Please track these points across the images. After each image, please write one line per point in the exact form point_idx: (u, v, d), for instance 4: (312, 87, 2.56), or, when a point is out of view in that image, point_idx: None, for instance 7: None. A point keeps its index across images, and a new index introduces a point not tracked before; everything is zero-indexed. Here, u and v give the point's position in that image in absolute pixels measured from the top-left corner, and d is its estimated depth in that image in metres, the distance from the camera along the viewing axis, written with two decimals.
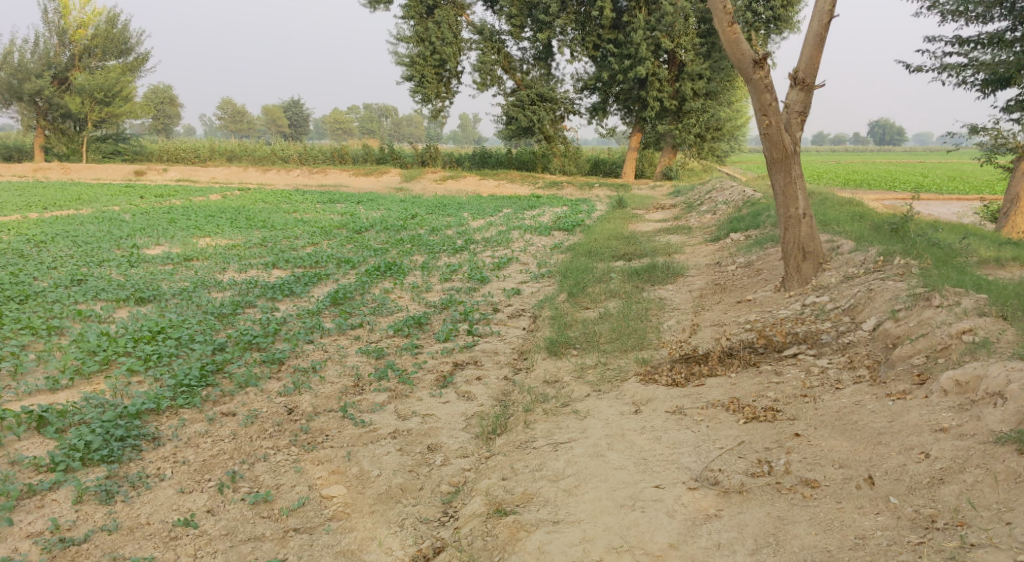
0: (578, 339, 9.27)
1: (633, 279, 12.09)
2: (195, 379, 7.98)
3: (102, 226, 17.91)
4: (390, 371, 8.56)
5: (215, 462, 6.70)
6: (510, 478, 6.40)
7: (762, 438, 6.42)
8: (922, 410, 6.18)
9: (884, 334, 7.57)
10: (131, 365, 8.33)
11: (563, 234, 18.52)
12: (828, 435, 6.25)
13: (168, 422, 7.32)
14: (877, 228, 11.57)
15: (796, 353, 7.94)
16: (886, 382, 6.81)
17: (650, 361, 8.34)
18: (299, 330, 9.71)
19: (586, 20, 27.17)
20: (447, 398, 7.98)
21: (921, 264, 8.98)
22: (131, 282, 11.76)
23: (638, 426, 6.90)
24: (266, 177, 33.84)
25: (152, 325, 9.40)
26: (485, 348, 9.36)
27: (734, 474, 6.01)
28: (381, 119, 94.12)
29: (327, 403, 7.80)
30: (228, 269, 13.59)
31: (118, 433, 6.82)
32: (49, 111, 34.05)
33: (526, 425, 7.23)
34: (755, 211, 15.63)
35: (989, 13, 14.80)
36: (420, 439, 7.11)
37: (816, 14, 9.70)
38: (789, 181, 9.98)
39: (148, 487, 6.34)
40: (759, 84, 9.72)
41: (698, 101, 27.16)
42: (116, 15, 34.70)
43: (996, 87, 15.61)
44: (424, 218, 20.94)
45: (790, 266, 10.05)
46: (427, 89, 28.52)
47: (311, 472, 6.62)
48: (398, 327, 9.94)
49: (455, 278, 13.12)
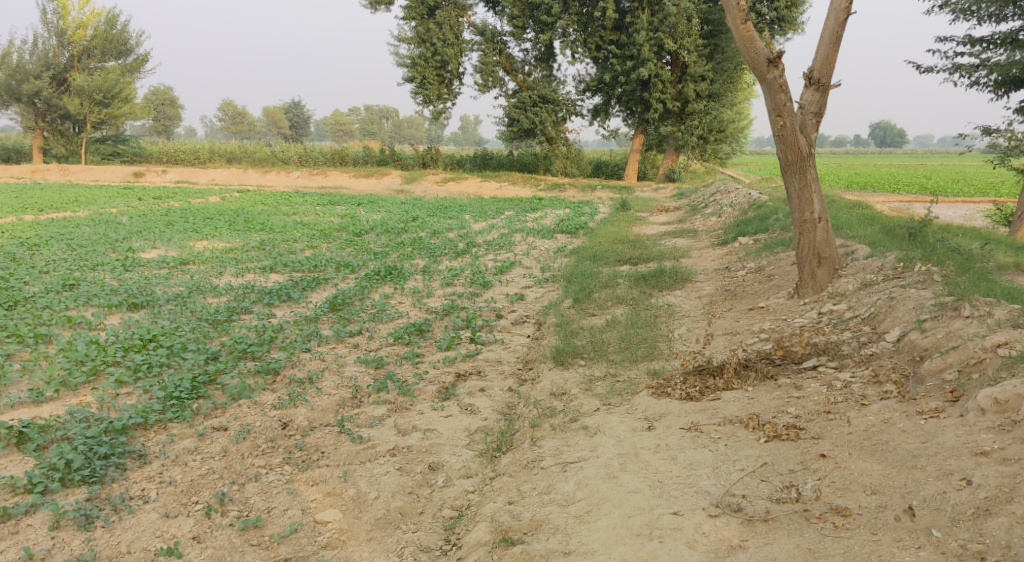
0: (585, 348, 8.89)
1: (640, 284, 11.68)
2: (186, 392, 7.62)
3: (99, 229, 17.52)
4: (389, 382, 8.16)
5: (203, 483, 6.31)
6: (516, 502, 6.02)
7: (786, 458, 6.04)
8: (959, 430, 5.80)
9: (910, 345, 7.19)
10: (119, 376, 7.95)
11: (566, 236, 18.11)
12: (857, 457, 5.87)
13: (156, 438, 6.95)
14: (891, 232, 11.22)
15: (816, 365, 7.56)
16: (917, 398, 6.43)
17: (662, 373, 7.95)
18: (295, 337, 9.35)
19: (588, 21, 26.80)
20: (450, 411, 7.59)
21: (944, 271, 8.59)
22: (124, 287, 11.39)
23: (651, 444, 6.52)
24: (266, 179, 33.46)
25: (143, 333, 9.01)
26: (488, 357, 8.99)
27: (758, 501, 5.64)
28: (382, 121, 93.73)
29: (324, 417, 7.43)
30: (224, 273, 13.19)
31: (102, 451, 6.44)
32: (48, 113, 33.73)
33: (533, 442, 6.86)
34: (764, 213, 15.27)
35: (1002, 13, 14.39)
36: (421, 457, 6.73)
37: (832, 11, 9.32)
38: (804, 184, 9.60)
39: (130, 511, 5.95)
40: (773, 83, 9.33)
41: (701, 102, 26.73)
42: (116, 15, 34.41)
43: (1009, 87, 15.20)
44: (425, 220, 20.54)
45: (804, 272, 9.65)
46: (429, 90, 28.13)
47: (305, 494, 6.25)
48: (398, 335, 9.57)
49: (456, 283, 12.71)
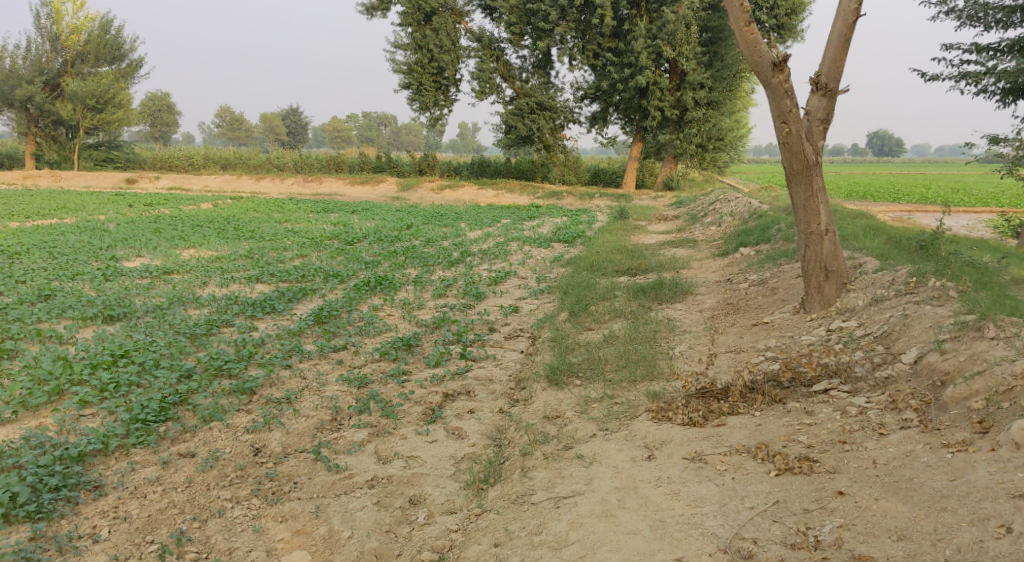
0: (581, 366, 8.35)
1: (638, 296, 11.13)
2: (153, 414, 7.06)
3: (84, 237, 16.94)
4: (372, 403, 7.60)
5: (162, 519, 5.83)
6: (503, 544, 5.51)
7: (799, 496, 5.53)
8: (991, 468, 5.31)
9: (929, 368, 6.68)
10: (83, 396, 7.37)
11: (563, 246, 17.59)
12: (878, 495, 5.38)
13: (115, 466, 6.42)
14: (900, 243, 10.71)
15: (827, 389, 7.02)
16: (941, 428, 5.91)
17: (663, 396, 7.38)
18: (276, 353, 8.79)
19: (586, 28, 26.27)
20: (435, 436, 7.04)
21: (961, 286, 8.09)
22: (102, 298, 10.83)
23: (652, 476, 6.00)
24: (260, 186, 32.79)
25: (114, 348, 8.41)
26: (479, 375, 8.44)
27: (770, 546, 5.15)
28: (380, 128, 93.12)
29: (300, 442, 6.89)
30: (208, 283, 12.61)
31: (53, 483, 5.96)
32: (41, 118, 33.15)
33: (523, 472, 6.33)
34: (764, 223, 14.74)
35: (1010, 19, 13.93)
36: (401, 489, 6.22)
37: (841, 13, 8.87)
38: (811, 194, 9.08)
39: (76, 553, 5.48)
40: (779, 88, 8.82)
41: (699, 110, 26.26)
42: (109, 20, 34.02)
43: (1017, 95, 14.74)
44: (419, 228, 20.02)
45: (811, 287, 9.14)
46: (425, 96, 27.55)
47: (272, 533, 5.76)
48: (384, 350, 8.99)
49: (449, 294, 12.17)
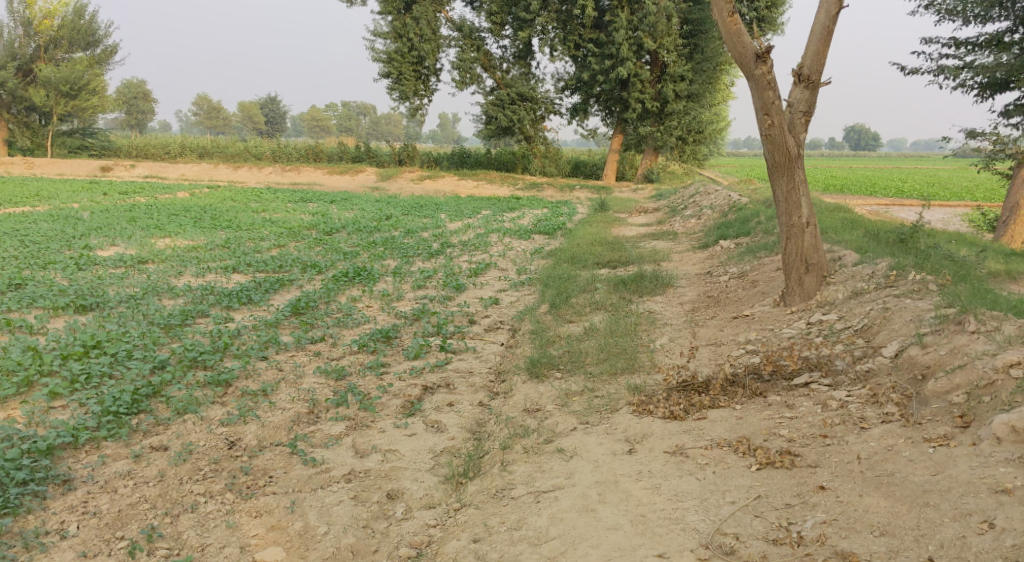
0: (562, 359, 8.28)
1: (619, 289, 11.07)
2: (125, 406, 6.91)
3: (56, 225, 16.63)
4: (349, 396, 7.48)
5: (132, 514, 5.70)
6: (482, 540, 5.44)
7: (781, 490, 5.50)
8: (973, 462, 5.30)
9: (910, 362, 6.66)
10: (52, 388, 7.19)
11: (543, 237, 17.51)
12: (860, 490, 5.35)
13: (85, 460, 6.27)
14: (880, 236, 10.71)
15: (807, 382, 6.98)
16: (922, 422, 5.90)
17: (643, 389, 7.32)
18: (252, 344, 8.63)
19: (567, 19, 26.19)
20: (413, 429, 6.94)
21: (941, 280, 8.09)
22: (74, 287, 10.60)
23: (633, 470, 5.94)
24: (237, 175, 32.42)
25: (85, 338, 8.22)
26: (458, 368, 8.33)
27: (752, 542, 5.11)
28: (359, 118, 92.46)
29: (275, 435, 6.76)
30: (183, 273, 12.40)
31: (20, 477, 5.81)
32: (14, 104, 32.56)
33: (503, 467, 6.25)
34: (744, 216, 14.74)
35: (988, 14, 13.96)
36: (379, 483, 6.12)
37: (823, 5, 8.81)
38: (792, 187, 9.04)
39: (43, 550, 5.35)
40: (761, 80, 8.74)
41: (679, 102, 26.21)
42: (83, 5, 33.45)
43: (995, 90, 14.82)
44: (398, 219, 19.87)
45: (791, 280, 9.11)
46: (405, 85, 27.23)
47: (246, 528, 5.65)
48: (362, 343, 8.85)
49: (428, 285, 12.04)
